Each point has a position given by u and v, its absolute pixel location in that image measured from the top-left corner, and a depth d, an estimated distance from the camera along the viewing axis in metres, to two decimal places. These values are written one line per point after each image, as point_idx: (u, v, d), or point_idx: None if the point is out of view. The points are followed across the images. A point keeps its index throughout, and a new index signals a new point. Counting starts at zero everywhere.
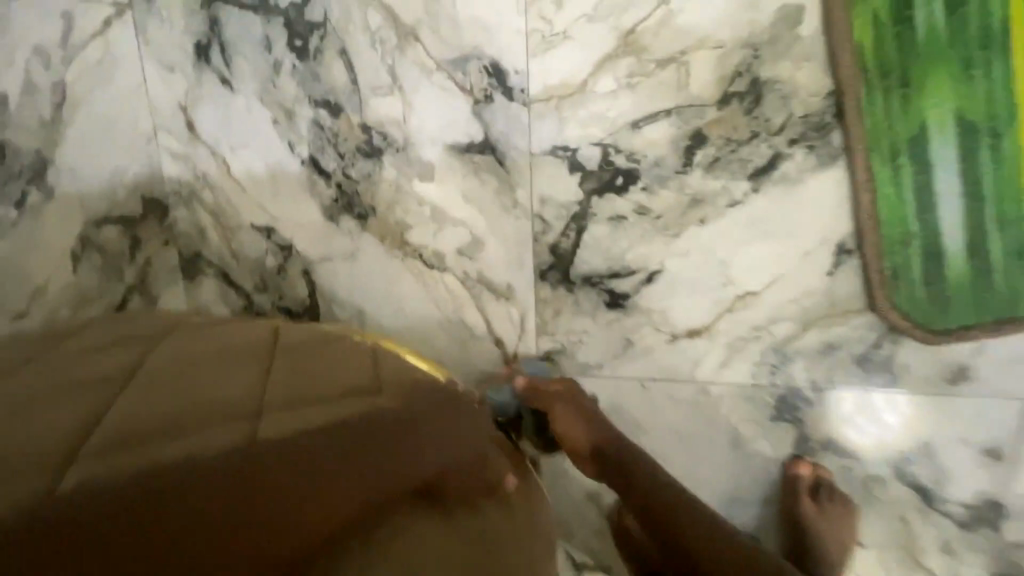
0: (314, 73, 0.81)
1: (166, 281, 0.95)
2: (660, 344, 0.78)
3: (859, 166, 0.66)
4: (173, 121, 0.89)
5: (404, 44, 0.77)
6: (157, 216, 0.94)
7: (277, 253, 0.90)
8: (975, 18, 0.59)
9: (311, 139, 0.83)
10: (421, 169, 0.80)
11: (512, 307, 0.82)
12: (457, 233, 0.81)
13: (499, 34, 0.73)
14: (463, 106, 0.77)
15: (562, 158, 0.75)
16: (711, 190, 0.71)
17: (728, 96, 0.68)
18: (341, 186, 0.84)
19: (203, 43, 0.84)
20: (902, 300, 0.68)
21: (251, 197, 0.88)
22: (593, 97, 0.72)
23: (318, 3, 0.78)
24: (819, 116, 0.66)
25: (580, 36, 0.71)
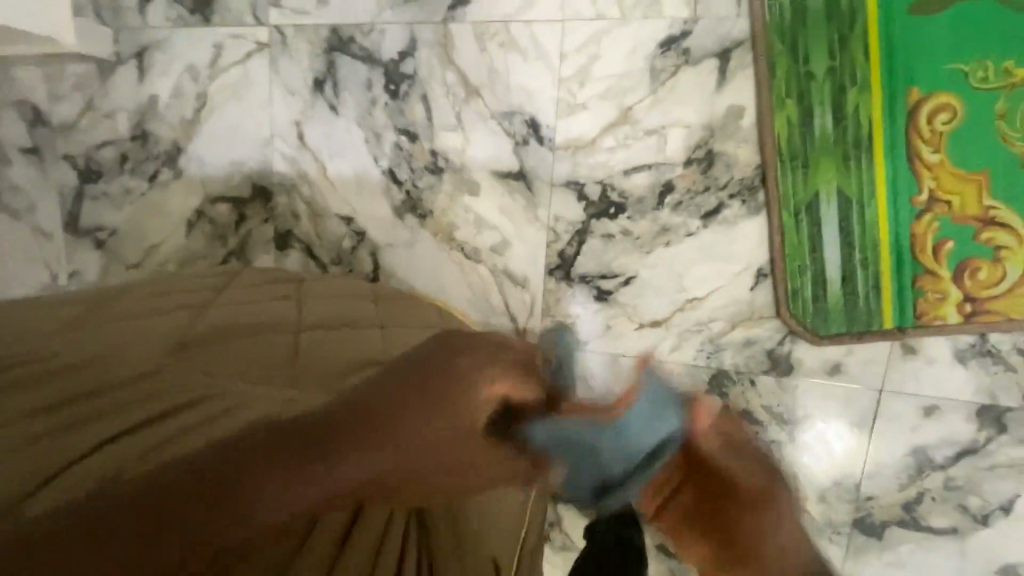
0: (401, 109, 1.11)
1: (263, 250, 1.25)
2: (630, 329, 1.07)
3: (774, 217, 0.97)
4: (287, 130, 1.19)
5: (469, 97, 1.07)
6: (263, 200, 1.23)
7: (352, 237, 1.19)
8: (852, 128, 0.90)
9: (391, 155, 1.13)
10: (471, 186, 1.10)
11: (527, 293, 1.11)
12: (492, 235, 1.11)
13: (538, 99, 1.04)
14: (507, 145, 1.07)
15: (572, 189, 1.06)
16: (675, 223, 1.02)
17: (691, 160, 0.99)
18: (410, 192, 1.14)
19: (321, 78, 1.15)
20: (798, 311, 0.99)
21: (340, 193, 1.18)
22: (599, 150, 1.03)
23: (411, 62, 1.09)
24: (751, 180, 0.98)
25: (594, 107, 1.02)
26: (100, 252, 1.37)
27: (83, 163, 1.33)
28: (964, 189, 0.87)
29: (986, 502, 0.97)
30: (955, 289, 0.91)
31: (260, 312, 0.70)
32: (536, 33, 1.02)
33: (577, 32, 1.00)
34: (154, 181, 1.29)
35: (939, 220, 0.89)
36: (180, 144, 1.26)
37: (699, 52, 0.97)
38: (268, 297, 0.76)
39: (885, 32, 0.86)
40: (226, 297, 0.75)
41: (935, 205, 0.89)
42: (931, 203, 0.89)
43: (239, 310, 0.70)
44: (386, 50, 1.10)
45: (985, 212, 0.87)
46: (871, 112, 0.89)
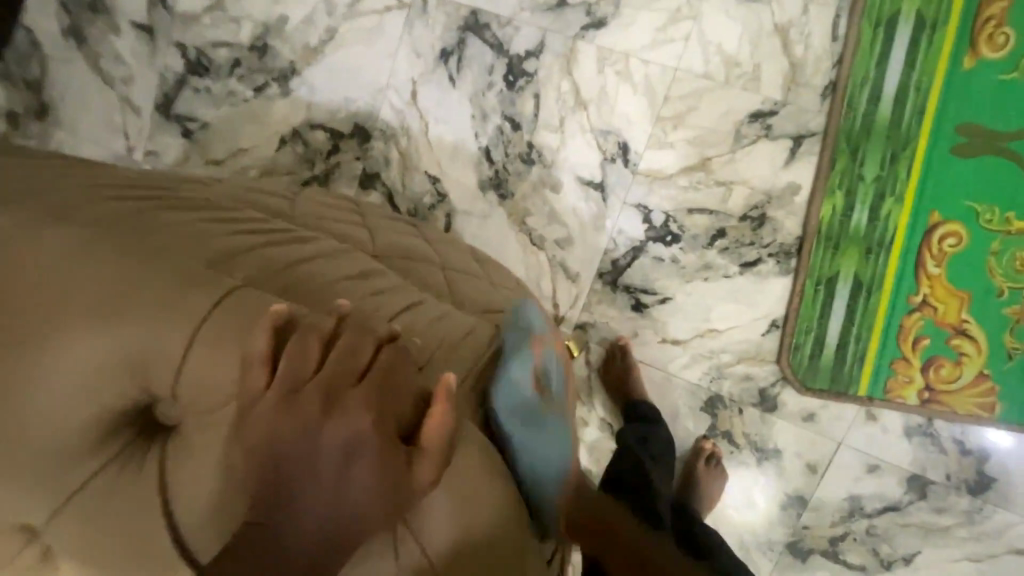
0: (512, 99, 1.24)
1: (346, 183, 1.36)
2: (652, 341, 1.25)
3: (798, 281, 1.15)
4: (403, 86, 1.30)
5: (577, 108, 1.21)
6: (360, 139, 1.34)
7: (433, 196, 1.31)
8: (879, 228, 1.10)
9: (491, 136, 1.26)
10: (554, 183, 1.25)
11: (574, 287, 1.27)
12: (559, 229, 1.26)
13: (633, 127, 1.19)
14: (597, 158, 1.22)
15: (640, 211, 1.21)
16: (717, 263, 1.19)
17: (746, 217, 1.16)
18: (498, 172, 1.27)
19: (448, 51, 1.26)
20: (795, 362, 1.17)
21: (434, 155, 1.31)
22: (673, 184, 1.19)
23: (535, 62, 1.22)
24: (789, 247, 1.15)
25: (680, 148, 1.17)
26: (184, 139, 1.44)
27: (194, 55, 1.41)
28: (949, 301, 1.09)
29: (894, 551, 1.19)
30: (920, 378, 1.12)
31: (404, 252, 0.89)
32: (651, 72, 1.17)
33: (686, 82, 1.16)
34: (260, 92, 1.38)
35: (923, 320, 1.10)
36: (296, 67, 1.35)
37: (780, 131, 1.13)
38: (404, 236, 0.93)
39: (926, 161, 1.06)
40: (373, 229, 0.91)
41: (925, 307, 1.10)
42: (922, 305, 1.10)
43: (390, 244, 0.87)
44: (516, 44, 1.23)
45: (959, 323, 1.09)
46: (898, 219, 1.09)
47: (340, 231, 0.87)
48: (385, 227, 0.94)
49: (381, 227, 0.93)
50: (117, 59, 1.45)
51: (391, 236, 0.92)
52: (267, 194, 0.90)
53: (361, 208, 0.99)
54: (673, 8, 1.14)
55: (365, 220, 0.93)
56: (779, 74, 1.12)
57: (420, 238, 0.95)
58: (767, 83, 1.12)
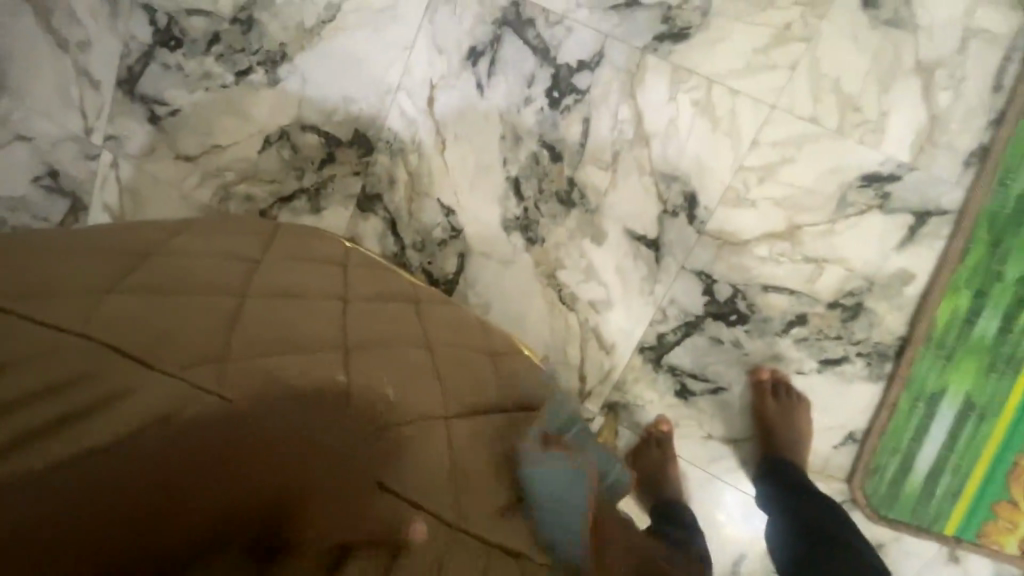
0: (554, 122, 0.98)
1: (341, 201, 1.12)
2: (696, 436, 1.02)
3: (891, 394, 0.92)
4: (418, 89, 1.04)
5: (636, 142, 0.95)
6: (361, 151, 1.09)
7: (446, 230, 1.07)
8: (1010, 343, 0.86)
9: (524, 166, 1.01)
10: (596, 232, 1.00)
11: (607, 360, 1.04)
12: (597, 290, 1.02)
13: (707, 176, 0.93)
14: (653, 209, 0.96)
15: (701, 280, 0.97)
16: (790, 355, 0.96)
17: (837, 304, 0.92)
18: (527, 212, 1.02)
19: (478, 50, 0.99)
20: (869, 486, 0.95)
21: (451, 179, 1.05)
22: (749, 253, 0.94)
23: (588, 76, 0.95)
24: (886, 347, 0.92)
25: (763, 209, 0.92)
26: (150, 126, 1.19)
27: (164, 23, 1.14)
28: None
29: None
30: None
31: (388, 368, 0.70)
32: (739, 107, 0.90)
33: (784, 126, 0.89)
34: (242, 77, 1.12)
35: None
36: (288, 50, 1.08)
37: (899, 203, 0.87)
38: (398, 335, 0.76)
39: None
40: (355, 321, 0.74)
41: None
42: None
43: (366, 354, 0.69)
44: (566, 52, 0.95)
45: None
46: None
47: (285, 331, 0.66)
48: (369, 303, 0.79)
49: (372, 316, 0.77)
50: (74, 19, 1.19)
51: (378, 316, 0.78)
52: (220, 257, 0.75)
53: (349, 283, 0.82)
54: (782, 23, 0.87)
55: (346, 291, 0.79)
56: (910, 129, 0.85)
57: (426, 342, 0.78)
58: (893, 138, 0.86)
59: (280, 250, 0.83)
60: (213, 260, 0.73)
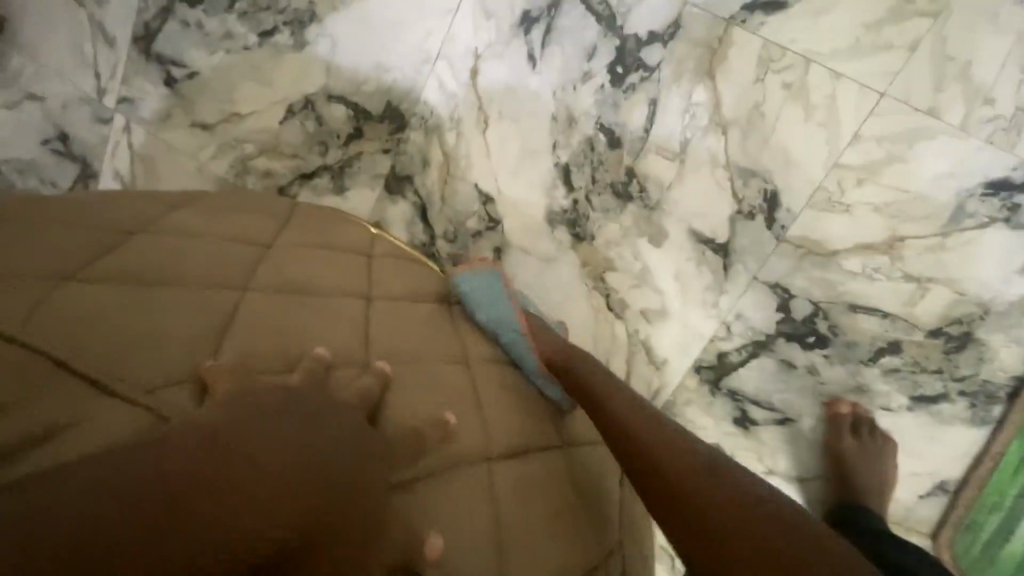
0: (616, 102, 0.85)
1: (365, 181, 1.02)
2: (754, 471, 0.90)
3: (998, 442, 0.78)
4: (461, 60, 0.92)
5: (711, 129, 0.82)
6: (392, 126, 0.99)
7: (482, 220, 0.95)
8: None
9: (576, 151, 0.88)
10: (654, 231, 0.87)
11: (656, 377, 0.91)
12: (651, 297, 0.89)
13: (793, 173, 0.79)
14: (725, 208, 0.83)
15: (775, 295, 0.83)
16: (876, 388, 0.82)
17: (940, 332, 0.78)
18: (576, 204, 0.90)
19: (532, 15, 0.87)
20: (958, 545, 0.82)
21: (491, 163, 0.93)
22: (837, 266, 0.80)
23: (659, 50, 0.82)
24: (996, 388, 0.78)
25: (859, 216, 0.78)
26: (166, 89, 1.09)
27: None
28: None
29: None
30: None
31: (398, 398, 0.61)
32: (841, 93, 0.76)
33: (894, 117, 0.75)
34: (266, 39, 1.01)
35: None
36: (318, 10, 0.96)
37: None
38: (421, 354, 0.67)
39: None
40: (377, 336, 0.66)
41: None
42: None
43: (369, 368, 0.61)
44: (635, 21, 0.82)
45: None
46: None
47: (278, 344, 0.58)
48: (391, 306, 0.70)
49: (395, 328, 0.68)
50: None
51: (403, 322, 0.69)
52: (228, 242, 0.66)
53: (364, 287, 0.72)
54: None
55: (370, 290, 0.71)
56: None
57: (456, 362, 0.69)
58: None
59: (291, 236, 0.73)
60: (218, 249, 0.65)
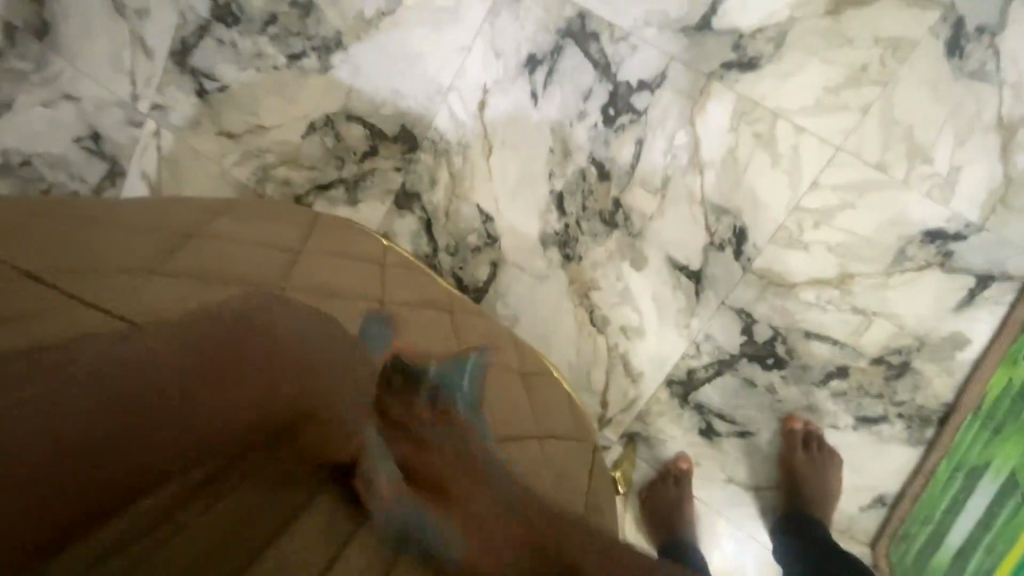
0: (607, 139, 0.95)
1: (377, 195, 1.11)
2: (716, 479, 0.99)
3: (930, 460, 0.88)
4: (471, 91, 1.02)
5: (690, 169, 0.92)
6: (404, 147, 1.07)
7: (481, 237, 1.05)
8: None
9: (570, 181, 0.98)
10: (636, 256, 0.97)
11: (632, 389, 1.01)
12: (631, 316, 0.99)
13: (760, 213, 0.90)
14: (699, 240, 0.93)
15: (740, 319, 0.93)
16: (826, 407, 0.92)
17: (883, 360, 0.88)
18: (568, 228, 1.00)
19: (537, 58, 0.97)
20: (893, 553, 0.91)
21: (493, 186, 1.03)
22: (795, 297, 0.90)
23: (647, 97, 0.92)
24: (930, 412, 0.88)
25: (816, 254, 0.88)
26: (196, 99, 1.18)
27: None
28: None
29: None
30: None
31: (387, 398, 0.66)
32: (803, 145, 0.87)
33: (848, 170, 0.85)
34: (294, 61, 1.10)
35: None
36: (343, 38, 1.06)
37: (964, 265, 0.83)
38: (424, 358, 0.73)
39: None
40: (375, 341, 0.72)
41: None
42: None
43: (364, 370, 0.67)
44: (628, 69, 0.93)
45: None
46: None
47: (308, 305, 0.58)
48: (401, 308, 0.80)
49: (400, 337, 0.75)
50: None
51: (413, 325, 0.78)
52: (258, 248, 0.76)
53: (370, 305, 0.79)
54: (859, 63, 0.83)
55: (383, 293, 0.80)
56: (986, 187, 0.81)
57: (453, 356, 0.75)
58: (965, 195, 0.82)
59: (319, 241, 0.83)
60: (252, 253, 0.74)
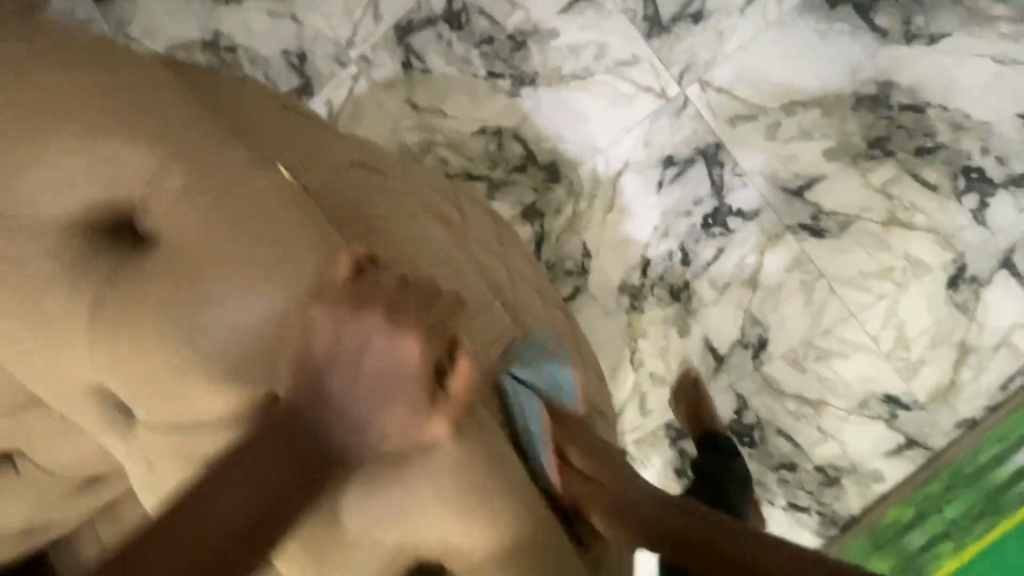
0: (698, 238, 1.26)
1: (508, 200, 1.37)
2: None
3: (827, 550, 1.19)
4: (616, 161, 1.31)
5: (748, 283, 1.23)
6: (547, 176, 1.35)
7: (577, 266, 1.33)
8: (924, 560, 1.17)
9: (660, 254, 1.28)
10: (684, 328, 1.27)
11: (640, 420, 1.30)
12: (661, 367, 1.29)
13: (782, 334, 1.22)
14: (734, 335, 1.24)
15: (736, 401, 1.23)
16: (770, 487, 1.22)
17: (820, 468, 1.20)
18: (643, 286, 1.30)
19: (673, 159, 1.28)
20: None
21: (601, 233, 1.32)
22: (782, 402, 1.22)
23: (740, 222, 1.24)
24: (838, 518, 1.20)
25: (808, 378, 1.20)
26: (400, 69, 1.44)
27: (458, 8, 1.41)
28: None
29: None
30: None
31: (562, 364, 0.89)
32: (830, 303, 1.19)
33: (853, 331, 1.18)
34: (492, 78, 1.38)
35: None
36: (537, 79, 1.36)
37: (900, 425, 1.17)
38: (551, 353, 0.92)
39: (997, 540, 1.16)
40: (542, 312, 0.94)
41: None
42: None
43: (543, 335, 0.88)
44: (734, 197, 1.24)
45: None
46: (943, 564, 1.17)
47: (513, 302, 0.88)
48: (549, 306, 0.97)
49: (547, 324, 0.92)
50: None
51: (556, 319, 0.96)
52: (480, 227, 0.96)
53: (536, 285, 0.97)
54: (889, 265, 1.16)
55: (539, 280, 1.00)
56: (934, 381, 1.15)
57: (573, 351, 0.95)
58: (918, 380, 1.16)
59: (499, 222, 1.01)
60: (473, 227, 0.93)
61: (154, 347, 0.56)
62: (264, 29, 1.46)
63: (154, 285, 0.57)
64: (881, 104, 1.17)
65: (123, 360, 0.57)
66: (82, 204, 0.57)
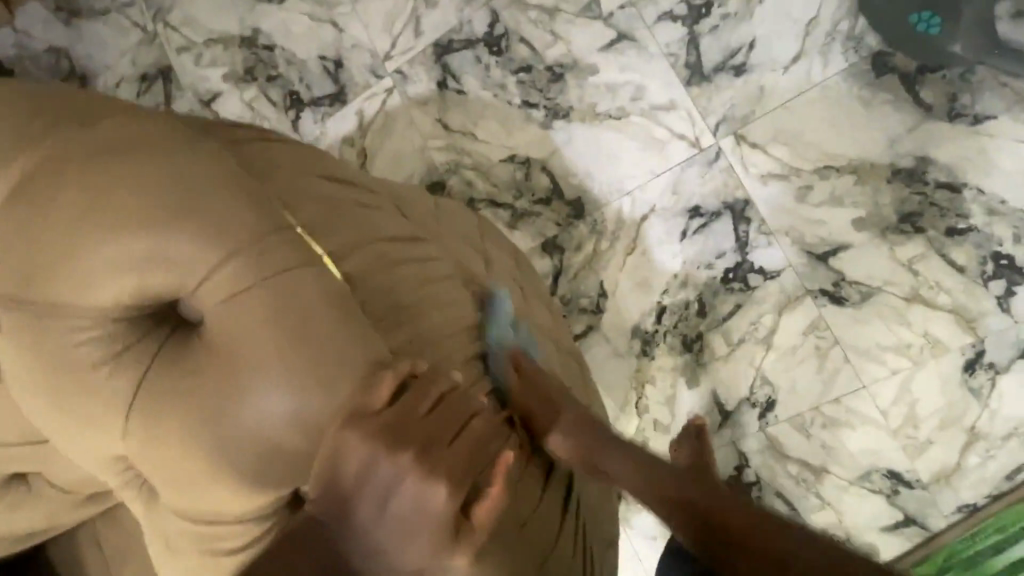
0: (717, 291, 1.26)
1: (529, 230, 1.36)
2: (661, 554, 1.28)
3: None
4: (643, 205, 1.30)
5: (762, 342, 1.23)
6: (571, 212, 1.34)
7: (592, 304, 1.32)
8: None
9: (676, 303, 1.28)
10: (693, 379, 1.27)
11: None
12: (666, 416, 1.28)
13: (790, 397, 1.21)
14: (743, 393, 1.24)
15: (737, 458, 1.23)
16: None
17: None
18: (656, 332, 1.29)
19: (700, 210, 1.27)
20: None
21: (619, 275, 1.31)
22: (784, 465, 1.21)
23: (760, 281, 1.23)
24: None
25: (812, 444, 1.20)
26: (435, 87, 1.42)
27: (499, 32, 1.38)
28: None
29: None
30: None
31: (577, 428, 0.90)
32: (842, 371, 1.19)
33: (862, 403, 1.18)
34: (527, 106, 1.37)
35: None
36: (571, 113, 1.34)
37: (900, 502, 1.16)
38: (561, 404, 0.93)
39: None
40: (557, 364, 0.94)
41: None
42: None
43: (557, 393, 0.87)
44: (757, 254, 1.23)
45: None
46: None
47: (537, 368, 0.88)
48: (566, 359, 0.98)
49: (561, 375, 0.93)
50: None
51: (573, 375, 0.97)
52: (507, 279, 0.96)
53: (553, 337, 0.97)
54: (906, 341, 1.16)
55: (558, 332, 1.01)
56: (940, 462, 1.15)
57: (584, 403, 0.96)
58: (923, 459, 1.15)
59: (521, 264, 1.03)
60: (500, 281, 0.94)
61: (200, 439, 0.65)
62: (302, 32, 1.43)
63: (196, 372, 0.65)
64: (916, 178, 1.16)
65: (177, 448, 0.66)
66: (132, 292, 0.64)
